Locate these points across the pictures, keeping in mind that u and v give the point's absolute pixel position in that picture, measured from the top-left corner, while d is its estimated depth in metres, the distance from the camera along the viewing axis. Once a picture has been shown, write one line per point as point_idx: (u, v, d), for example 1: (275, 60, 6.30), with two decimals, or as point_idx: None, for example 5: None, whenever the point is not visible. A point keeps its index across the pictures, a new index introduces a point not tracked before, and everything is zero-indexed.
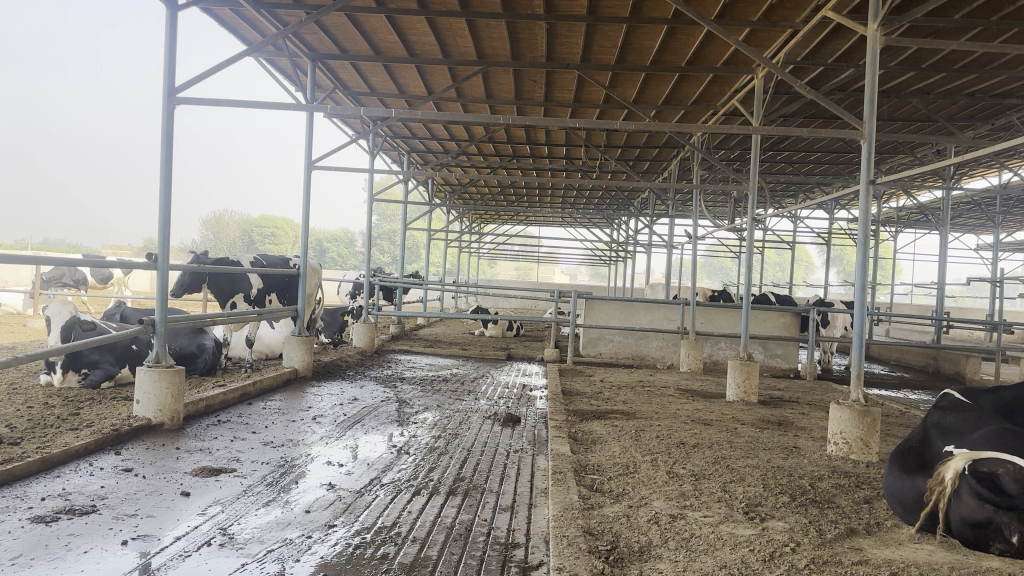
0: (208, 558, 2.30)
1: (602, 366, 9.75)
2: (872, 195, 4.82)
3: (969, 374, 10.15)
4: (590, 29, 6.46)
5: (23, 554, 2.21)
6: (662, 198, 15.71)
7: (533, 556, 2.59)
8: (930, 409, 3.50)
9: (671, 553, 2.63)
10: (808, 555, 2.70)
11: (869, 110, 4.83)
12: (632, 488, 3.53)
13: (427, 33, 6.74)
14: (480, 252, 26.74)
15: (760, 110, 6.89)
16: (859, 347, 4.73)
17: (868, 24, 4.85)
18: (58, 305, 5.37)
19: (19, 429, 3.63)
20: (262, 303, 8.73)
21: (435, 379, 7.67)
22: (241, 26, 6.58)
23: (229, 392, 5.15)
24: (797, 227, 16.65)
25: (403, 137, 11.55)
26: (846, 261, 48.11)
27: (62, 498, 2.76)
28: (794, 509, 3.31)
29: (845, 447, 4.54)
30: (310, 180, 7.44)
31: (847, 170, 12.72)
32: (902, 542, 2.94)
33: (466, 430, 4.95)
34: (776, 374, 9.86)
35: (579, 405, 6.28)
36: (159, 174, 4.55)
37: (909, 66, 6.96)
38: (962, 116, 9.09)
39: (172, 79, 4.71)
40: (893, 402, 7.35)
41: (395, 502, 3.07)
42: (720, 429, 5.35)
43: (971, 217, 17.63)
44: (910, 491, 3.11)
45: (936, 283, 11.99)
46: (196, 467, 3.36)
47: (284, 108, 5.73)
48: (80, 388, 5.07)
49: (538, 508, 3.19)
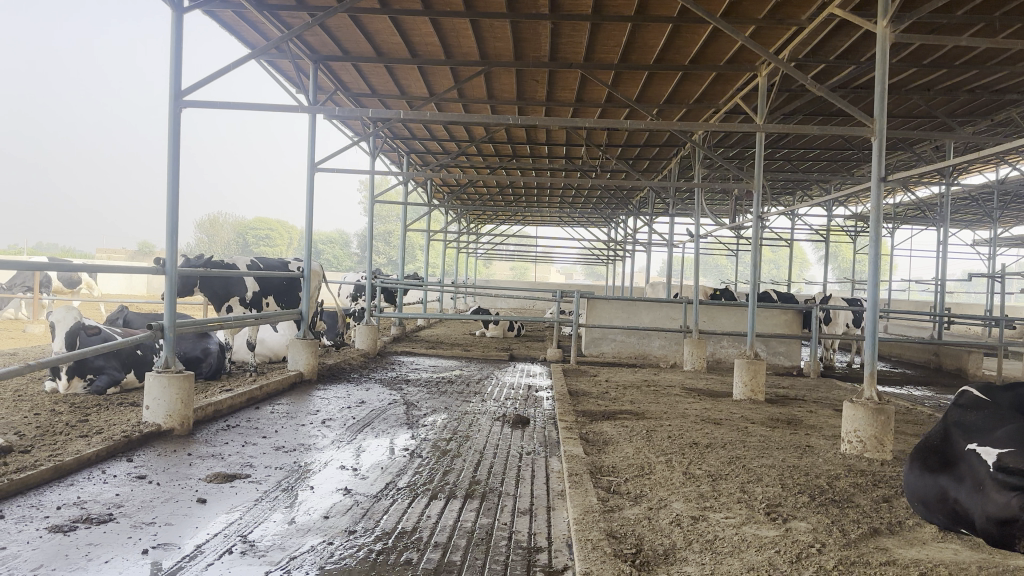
0: (231, 566, 2.25)
1: (606, 365, 9.73)
2: (883, 192, 4.79)
3: (972, 369, 10.20)
4: (594, 28, 6.42)
5: (44, 564, 2.17)
6: (661, 197, 15.69)
7: (557, 560, 2.55)
8: (948, 408, 3.47)
9: (697, 556, 2.60)
10: (836, 555, 2.67)
11: (880, 106, 4.80)
12: (650, 489, 3.49)
13: (429, 34, 6.70)
14: (479, 253, 26.70)
15: (763, 107, 6.81)
16: (872, 346, 4.71)
17: (879, 19, 4.82)
18: (63, 310, 5.30)
19: (28, 437, 3.57)
20: (258, 307, 8.66)
21: (440, 381, 7.63)
22: (244, 30, 6.54)
23: (237, 396, 5.11)
24: (796, 224, 16.65)
25: (403, 138, 11.51)
26: (842, 258, 48.24)
27: (78, 507, 2.71)
28: (815, 509, 3.28)
29: (859, 446, 4.51)
30: (313, 183, 7.39)
31: (846, 168, 12.73)
32: (926, 541, 2.92)
33: (475, 432, 4.91)
34: (780, 372, 9.85)
35: (587, 406, 6.23)
36: (166, 180, 4.50)
37: (911, 62, 6.96)
38: (961, 112, 9.09)
39: (177, 82, 4.65)
40: (900, 399, 7.33)
41: (412, 507, 3.02)
42: (732, 429, 5.32)
43: (969, 213, 17.62)
44: (934, 490, 3.09)
45: (937, 279, 11.81)
46: (210, 473, 3.32)
47: (289, 111, 5.69)
48: (86, 394, 5.01)
49: (557, 511, 3.15)
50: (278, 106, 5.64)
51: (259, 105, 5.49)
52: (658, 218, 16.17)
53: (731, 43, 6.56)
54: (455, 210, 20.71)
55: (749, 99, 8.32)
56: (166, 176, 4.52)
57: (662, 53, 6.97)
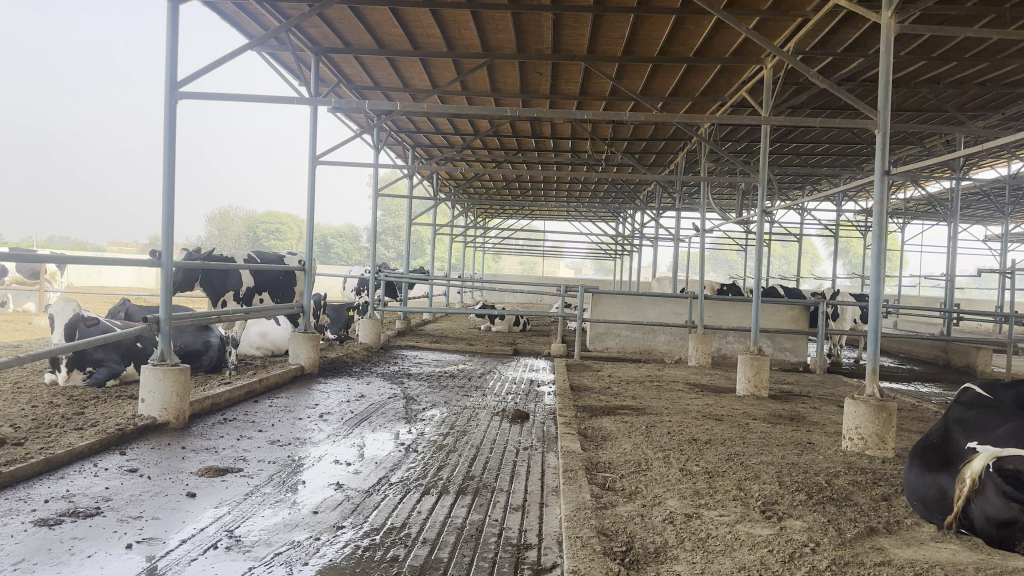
0: (215, 561, 2.25)
1: (610, 361, 9.68)
2: (887, 186, 4.73)
3: (981, 366, 10.05)
4: (596, 19, 6.36)
5: (26, 559, 2.17)
6: (669, 191, 15.57)
7: (546, 558, 2.53)
8: (949, 405, 3.42)
9: (688, 555, 2.57)
10: (830, 555, 2.63)
11: (884, 99, 4.73)
12: (646, 486, 3.45)
13: (430, 26, 6.67)
14: (486, 247, 26.70)
15: (768, 100, 6.72)
16: (874, 341, 4.64)
17: (883, 10, 4.74)
18: (62, 302, 5.31)
19: (23, 429, 3.59)
20: (251, 302, 8.70)
21: (441, 375, 7.61)
22: (242, 19, 6.53)
23: (235, 390, 5.12)
24: (804, 219, 16.51)
25: (408, 131, 11.49)
26: (852, 253, 47.82)
27: (66, 501, 2.72)
28: (812, 507, 3.24)
29: (860, 443, 4.46)
30: (314, 174, 7.37)
31: (854, 161, 12.61)
32: (924, 541, 2.88)
33: (473, 427, 4.89)
34: (786, 368, 9.77)
35: (588, 401, 6.20)
36: (162, 170, 4.49)
37: (920, 55, 6.85)
38: (972, 106, 8.96)
39: (174, 72, 4.64)
40: (903, 396, 7.17)
41: (404, 503, 3.01)
42: (732, 424, 5.28)
43: (981, 208, 17.40)
44: (932, 489, 3.05)
45: (947, 273, 11.67)
46: (202, 467, 3.32)
47: (289, 103, 5.68)
48: (84, 386, 5.04)
49: (549, 508, 3.13)
50: (277, 97, 5.62)
51: (257, 96, 5.46)
52: (665, 213, 16.06)
53: (735, 35, 6.48)
54: (461, 203, 20.65)
55: (756, 92, 8.23)
56: (162, 166, 4.51)
57: (666, 45, 6.89)
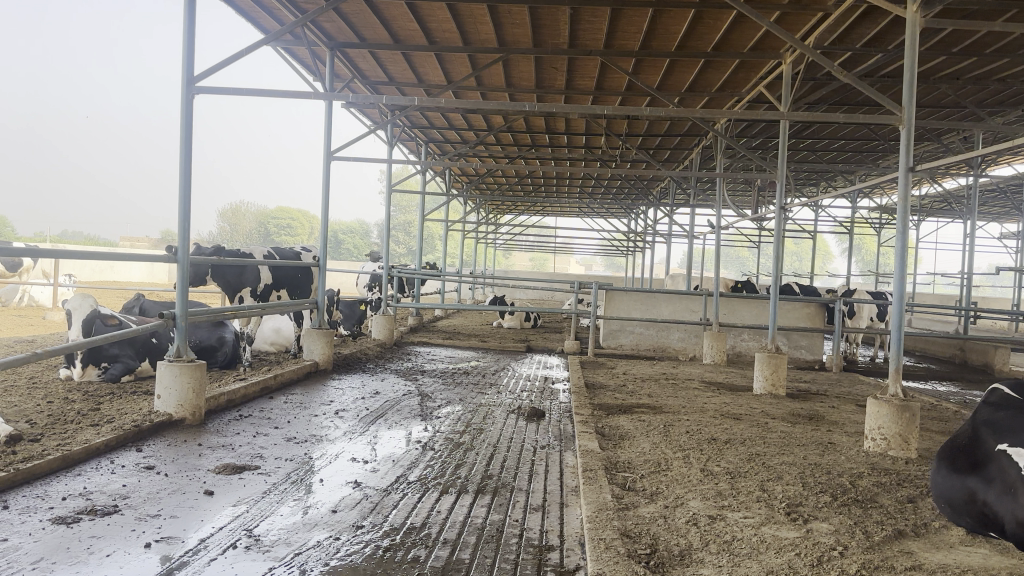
0: (234, 561, 2.21)
1: (624, 357, 9.59)
2: (912, 182, 4.62)
3: (998, 365, 9.89)
4: (613, 12, 6.26)
5: (44, 558, 2.14)
6: (682, 187, 15.44)
7: (569, 560, 2.48)
8: (978, 405, 3.34)
9: (713, 557, 2.51)
10: (858, 559, 2.56)
11: (909, 94, 4.63)
12: (667, 487, 3.39)
13: (446, 20, 6.61)
14: (498, 244, 26.60)
15: (788, 95, 6.62)
16: (898, 340, 4.53)
17: (908, 4, 4.63)
18: (79, 298, 5.32)
19: (40, 425, 3.59)
20: (266, 297, 8.68)
21: (455, 372, 7.57)
22: (258, 14, 6.50)
23: (250, 387, 5.09)
24: (819, 216, 16.31)
25: (421, 127, 11.45)
26: (865, 250, 47.33)
27: (84, 498, 2.70)
28: (837, 509, 3.17)
29: (882, 444, 4.37)
30: (329, 169, 7.34)
31: (871, 159, 12.42)
32: (954, 545, 2.79)
33: (489, 425, 4.84)
34: (802, 365, 9.64)
35: (603, 399, 6.14)
36: (180, 164, 4.47)
37: (940, 51, 6.74)
38: (991, 102, 8.79)
39: (190, 67, 4.62)
40: (925, 396, 7.02)
41: (423, 502, 2.96)
42: (753, 424, 5.20)
43: (997, 205, 17.10)
44: (960, 491, 2.97)
45: (966, 270, 11.48)
46: (220, 464, 3.29)
47: (304, 97, 5.64)
48: (99, 382, 5.04)
49: (570, 508, 3.08)
50: (293, 92, 5.59)
51: (274, 92, 5.44)
52: (678, 209, 15.90)
53: (754, 30, 6.38)
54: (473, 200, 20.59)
55: (773, 87, 8.12)
56: (179, 162, 4.49)
57: (682, 40, 6.79)
